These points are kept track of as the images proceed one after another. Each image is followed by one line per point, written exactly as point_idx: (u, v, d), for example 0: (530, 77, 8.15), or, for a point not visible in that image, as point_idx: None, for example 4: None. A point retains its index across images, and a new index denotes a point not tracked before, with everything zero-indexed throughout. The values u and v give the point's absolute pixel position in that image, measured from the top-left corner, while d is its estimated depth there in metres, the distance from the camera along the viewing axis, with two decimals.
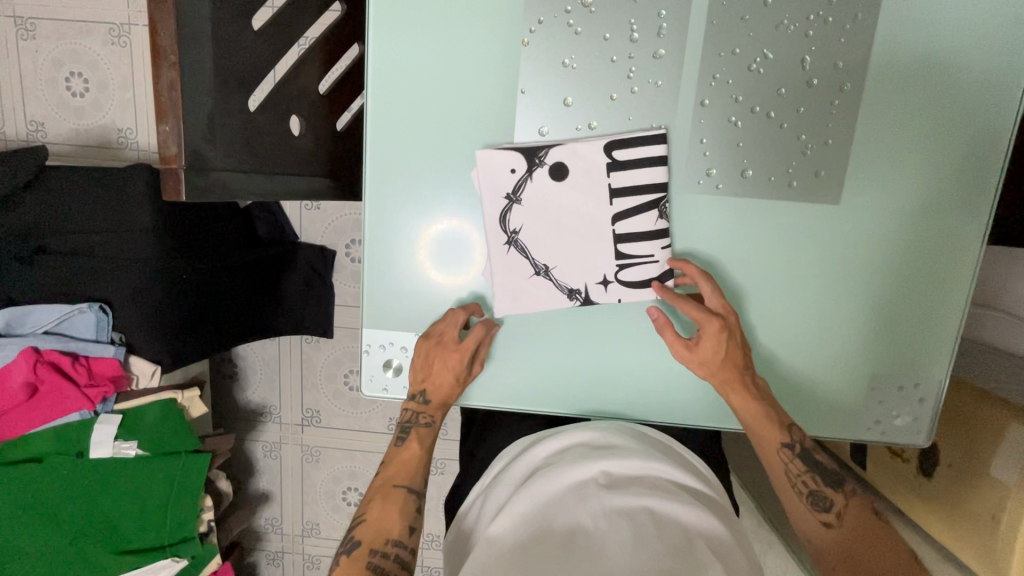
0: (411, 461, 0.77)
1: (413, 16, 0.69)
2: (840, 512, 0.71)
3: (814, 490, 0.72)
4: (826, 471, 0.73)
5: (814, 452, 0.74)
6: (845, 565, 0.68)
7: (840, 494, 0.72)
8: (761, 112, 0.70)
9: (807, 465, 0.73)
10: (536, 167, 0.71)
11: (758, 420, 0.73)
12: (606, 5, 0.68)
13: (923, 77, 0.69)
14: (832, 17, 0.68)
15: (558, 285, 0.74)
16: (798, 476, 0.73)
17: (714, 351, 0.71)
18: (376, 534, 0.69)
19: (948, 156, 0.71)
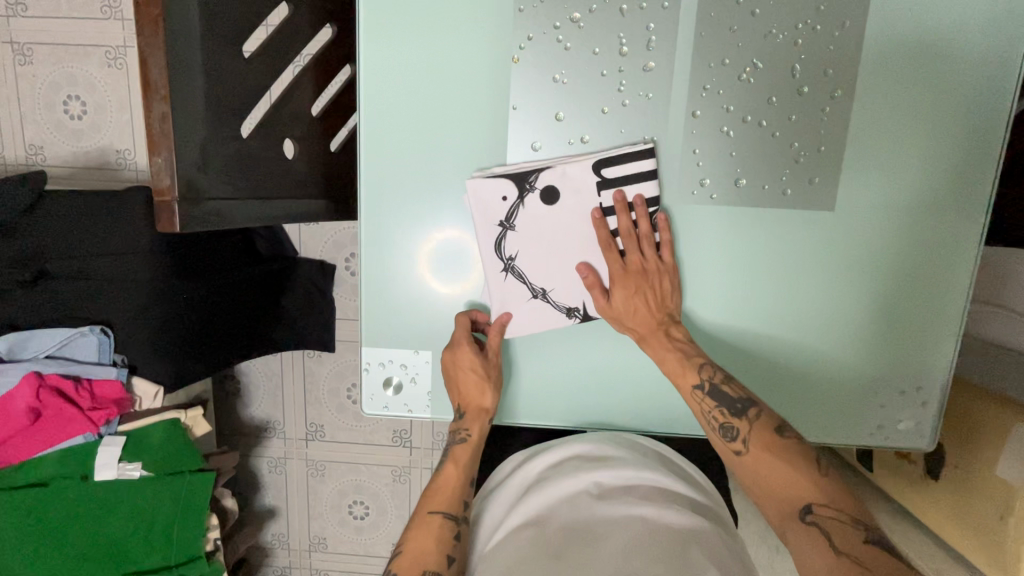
0: (448, 487, 0.76)
1: (403, 37, 0.69)
2: (745, 440, 0.70)
3: (722, 423, 0.71)
4: (733, 401, 0.71)
5: (722, 384, 0.72)
6: (761, 492, 0.68)
7: (745, 420, 0.70)
8: (752, 121, 0.70)
9: (717, 400, 0.71)
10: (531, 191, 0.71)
11: (662, 358, 0.72)
12: (595, 20, 0.68)
13: (914, 81, 0.69)
14: (820, 26, 0.68)
15: (557, 306, 0.75)
16: (708, 411, 0.72)
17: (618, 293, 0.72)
18: (416, 560, 0.68)
19: (941, 158, 0.71)
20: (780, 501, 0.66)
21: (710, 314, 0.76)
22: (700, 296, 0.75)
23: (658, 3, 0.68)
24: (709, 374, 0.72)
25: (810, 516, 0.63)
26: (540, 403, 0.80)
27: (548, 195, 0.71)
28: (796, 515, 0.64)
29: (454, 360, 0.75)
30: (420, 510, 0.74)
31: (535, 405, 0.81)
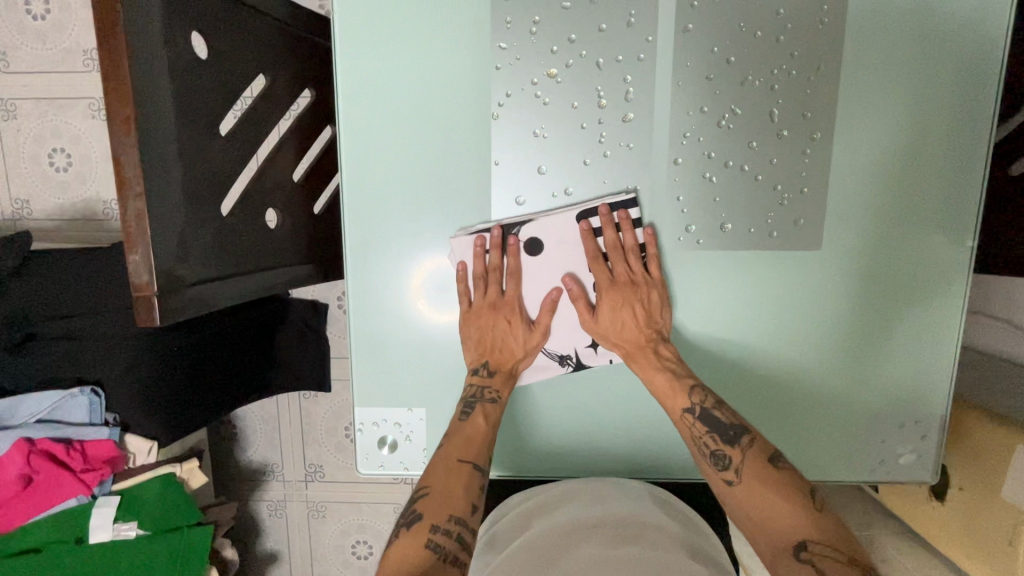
0: (478, 436, 0.70)
1: (382, 99, 0.69)
2: (738, 469, 0.66)
3: (713, 451, 0.68)
4: (724, 428, 0.68)
5: (714, 409, 0.70)
6: (752, 525, 0.64)
7: (737, 448, 0.67)
8: (734, 166, 0.70)
9: (708, 426, 0.69)
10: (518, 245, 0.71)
11: (654, 384, 0.71)
12: (572, 74, 0.68)
13: (894, 119, 0.69)
14: (795, 70, 0.68)
15: (549, 353, 0.75)
16: (699, 437, 0.69)
17: (607, 315, 0.72)
18: (416, 548, 0.59)
19: (926, 194, 0.71)
20: (773, 535, 0.62)
21: (703, 357, 0.76)
22: (691, 340, 0.75)
23: (633, 55, 0.68)
24: (700, 400, 0.70)
25: (803, 554, 0.58)
26: (538, 452, 0.80)
27: (536, 247, 0.72)
28: (790, 552, 0.59)
29: (490, 305, 0.72)
30: (430, 485, 0.65)
31: (534, 455, 0.80)
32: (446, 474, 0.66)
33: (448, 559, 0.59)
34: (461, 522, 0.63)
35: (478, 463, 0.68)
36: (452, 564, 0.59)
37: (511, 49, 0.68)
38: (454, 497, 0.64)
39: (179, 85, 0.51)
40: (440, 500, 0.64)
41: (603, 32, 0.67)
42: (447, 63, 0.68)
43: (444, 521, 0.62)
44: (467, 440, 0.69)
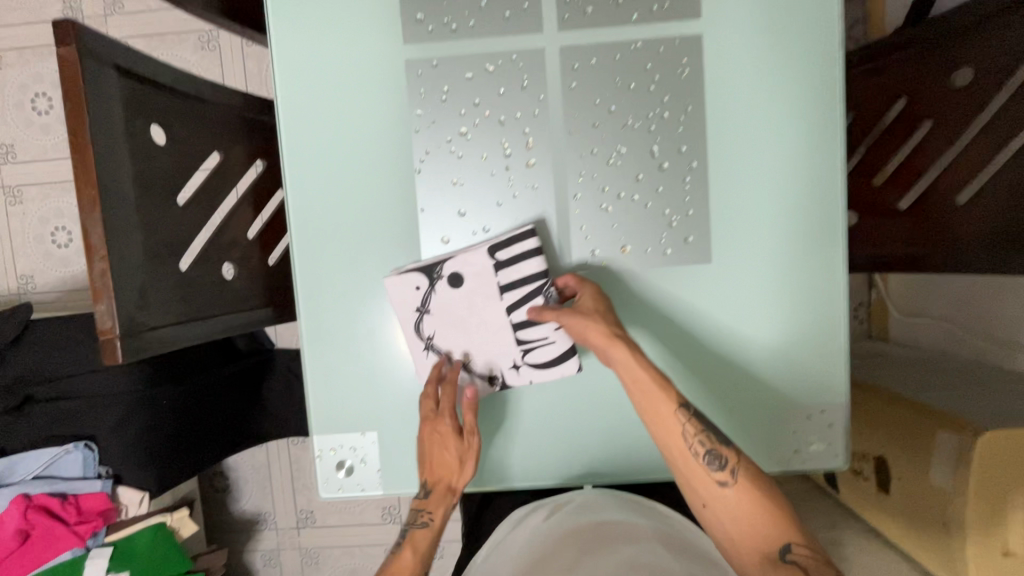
0: (404, 570, 0.76)
1: (321, 162, 0.82)
2: (734, 469, 0.70)
3: (709, 450, 0.71)
4: (718, 429, 0.73)
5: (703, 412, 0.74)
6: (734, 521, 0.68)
7: (734, 451, 0.71)
8: (626, 197, 0.81)
9: (702, 425, 0.72)
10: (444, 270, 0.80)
11: (646, 380, 0.72)
12: (479, 131, 0.81)
13: (761, 143, 0.79)
14: (668, 113, 0.80)
15: (476, 375, 0.84)
16: (693, 436, 0.71)
17: (593, 302, 0.77)
18: None
19: (802, 205, 0.80)
20: (754, 532, 0.67)
21: None
22: None
23: (529, 112, 0.80)
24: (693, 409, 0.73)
25: (790, 555, 0.64)
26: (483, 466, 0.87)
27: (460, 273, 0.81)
28: (777, 557, 0.65)
29: (434, 423, 0.79)
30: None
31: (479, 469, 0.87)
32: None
33: None
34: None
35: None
36: None
37: (426, 114, 0.81)
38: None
39: (137, 165, 0.63)
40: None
41: (502, 95, 0.80)
42: (374, 130, 0.81)
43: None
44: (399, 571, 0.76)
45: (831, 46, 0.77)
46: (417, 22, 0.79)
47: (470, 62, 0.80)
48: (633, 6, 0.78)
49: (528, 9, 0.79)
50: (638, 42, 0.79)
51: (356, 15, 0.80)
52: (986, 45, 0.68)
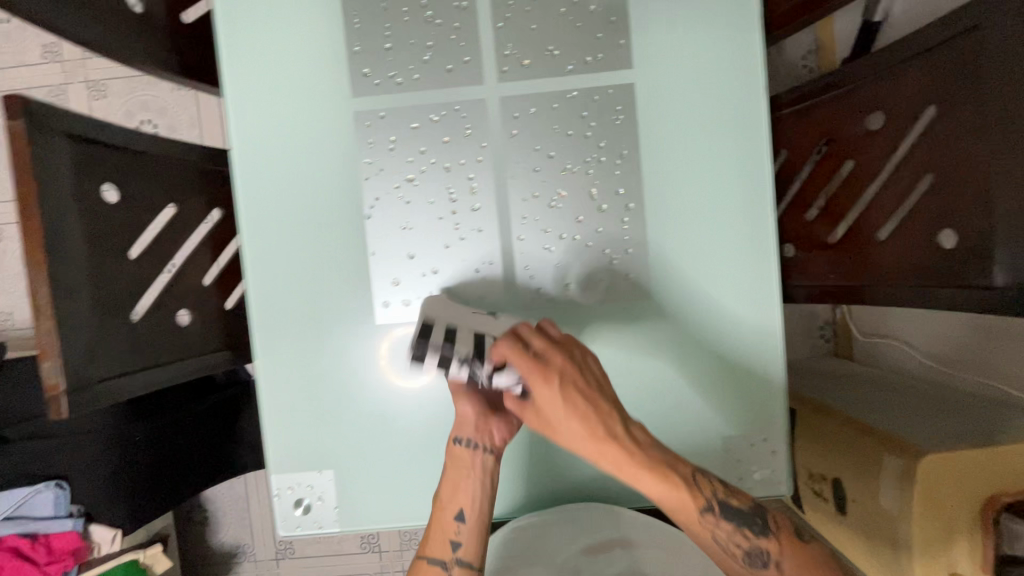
0: (441, 522, 0.81)
1: (275, 210, 0.85)
2: (777, 562, 0.68)
3: (747, 549, 0.69)
4: (750, 520, 0.70)
5: (727, 496, 0.71)
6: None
7: (773, 540, 0.69)
8: (567, 237, 0.84)
9: (734, 522, 0.69)
10: (449, 357, 0.74)
11: (657, 482, 0.68)
12: (426, 177, 0.84)
13: (694, 185, 0.83)
14: (604, 157, 0.84)
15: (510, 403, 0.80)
16: (728, 539, 0.69)
17: (566, 409, 0.67)
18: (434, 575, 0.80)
19: (737, 242, 0.84)
20: None
21: None
22: None
23: (473, 159, 0.84)
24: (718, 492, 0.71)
25: None
26: None
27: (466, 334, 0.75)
28: None
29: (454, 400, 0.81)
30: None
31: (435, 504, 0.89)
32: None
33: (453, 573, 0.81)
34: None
35: (452, 554, 0.80)
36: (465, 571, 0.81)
37: (375, 163, 0.84)
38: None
39: (85, 226, 0.66)
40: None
41: (446, 143, 0.84)
42: (325, 178, 0.85)
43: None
44: (434, 538, 0.81)
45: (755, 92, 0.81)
46: (363, 76, 0.84)
47: (416, 112, 0.84)
48: (567, 57, 0.83)
49: (468, 62, 0.83)
50: (574, 91, 0.83)
51: (305, 70, 0.84)
52: (893, 92, 0.73)
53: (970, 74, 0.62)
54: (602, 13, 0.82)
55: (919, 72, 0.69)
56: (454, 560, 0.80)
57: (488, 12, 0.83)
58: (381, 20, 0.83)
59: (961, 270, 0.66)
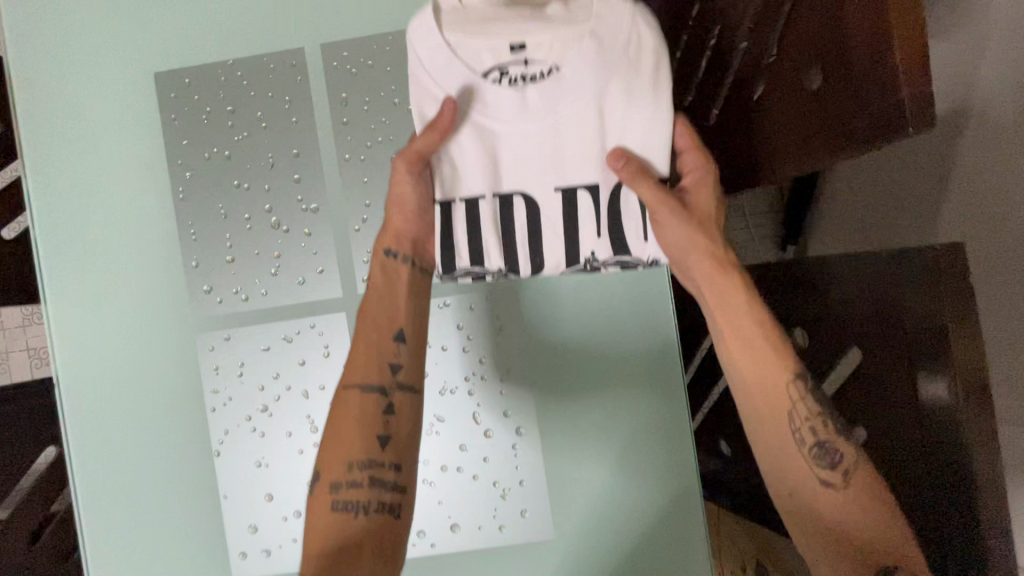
0: (363, 359, 0.57)
1: (106, 450, 0.73)
2: (848, 472, 0.54)
3: (821, 440, 0.55)
4: (833, 414, 0.56)
5: (830, 435, 0.55)
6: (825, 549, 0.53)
7: (851, 442, 0.55)
8: (450, 468, 0.71)
9: (821, 407, 0.56)
10: (480, 275, 0.61)
11: (763, 358, 0.56)
12: (282, 406, 0.72)
13: (592, 402, 0.72)
14: (487, 375, 0.71)
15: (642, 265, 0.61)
16: (805, 420, 0.55)
17: (672, 233, 0.58)
18: (324, 518, 0.53)
19: (646, 463, 0.71)
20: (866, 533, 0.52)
21: None
22: None
23: (335, 382, 0.72)
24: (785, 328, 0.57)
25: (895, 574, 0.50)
26: None
27: (494, 209, 0.60)
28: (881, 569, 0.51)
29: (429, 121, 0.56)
30: (319, 471, 0.55)
31: None
32: (370, 327, 0.59)
33: (367, 511, 0.54)
34: (370, 466, 0.54)
35: (391, 381, 0.58)
36: (374, 513, 0.54)
37: (222, 392, 0.72)
38: (365, 430, 0.55)
39: None
40: (338, 443, 0.55)
41: (303, 365, 0.72)
42: (167, 412, 0.73)
43: (343, 475, 0.54)
44: (365, 348, 0.58)
45: (654, 298, 0.72)
46: (204, 293, 0.72)
47: (266, 332, 0.72)
48: None
49: (323, 272, 0.72)
50: (446, 300, 0.71)
51: (138, 288, 0.73)
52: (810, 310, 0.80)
53: (879, 308, 0.69)
54: None
55: (882, 278, 0.70)
56: (392, 421, 0.57)
57: (343, 214, 0.72)
58: (221, 228, 0.72)
59: (944, 483, 0.64)
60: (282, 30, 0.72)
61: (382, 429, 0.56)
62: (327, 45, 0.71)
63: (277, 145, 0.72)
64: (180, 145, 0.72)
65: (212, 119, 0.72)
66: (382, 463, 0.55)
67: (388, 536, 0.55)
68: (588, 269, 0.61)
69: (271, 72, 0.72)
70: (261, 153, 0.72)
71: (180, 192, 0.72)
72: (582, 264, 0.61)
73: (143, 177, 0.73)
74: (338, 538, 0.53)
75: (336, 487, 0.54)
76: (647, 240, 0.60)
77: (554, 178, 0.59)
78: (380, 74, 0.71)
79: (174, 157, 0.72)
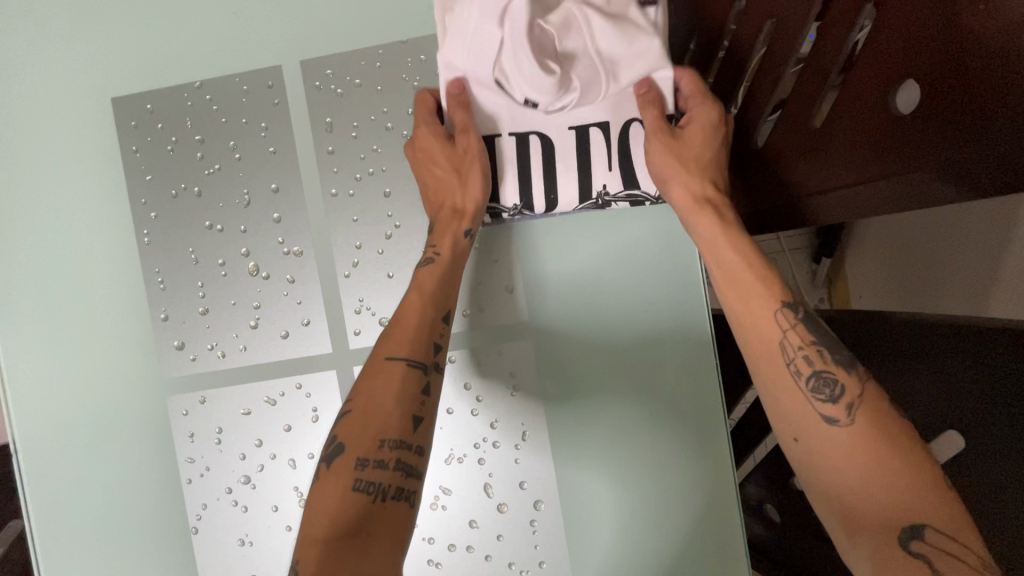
0: (407, 323, 0.51)
1: (69, 527, 0.64)
2: (851, 405, 0.44)
3: (817, 372, 0.46)
4: (835, 342, 0.47)
5: (827, 368, 0.46)
6: (855, 505, 0.42)
7: (856, 379, 0.45)
8: (460, 547, 0.62)
9: (817, 339, 0.47)
10: (496, 212, 0.58)
11: (725, 245, 0.51)
12: (266, 477, 0.63)
13: (622, 469, 0.61)
14: (500, 441, 0.62)
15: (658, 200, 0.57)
16: (797, 350, 0.47)
17: (663, 160, 0.53)
18: (336, 497, 0.44)
19: (686, 541, 0.61)
20: (887, 495, 0.41)
21: None
22: None
23: None
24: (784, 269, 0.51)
25: (917, 544, 0.40)
26: None
27: (513, 144, 0.56)
28: (899, 545, 0.40)
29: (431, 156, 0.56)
30: (342, 443, 0.46)
31: None
32: (420, 295, 0.53)
33: (383, 499, 0.45)
34: (399, 446, 0.46)
35: (432, 360, 0.51)
36: (391, 501, 0.45)
37: (198, 461, 0.63)
38: (401, 397, 0.48)
39: None
40: (366, 415, 0.47)
41: (289, 431, 0.63)
42: (137, 486, 0.64)
43: (371, 453, 0.46)
44: (415, 305, 0.52)
45: (693, 350, 0.61)
46: (176, 350, 0.63)
47: (247, 394, 0.63)
48: None
49: (309, 324, 0.63)
50: (452, 355, 0.62)
51: (102, 346, 0.64)
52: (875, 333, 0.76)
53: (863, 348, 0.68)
54: (480, 251, 0.62)
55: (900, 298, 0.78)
56: (427, 401, 0.49)
57: (331, 258, 0.62)
58: (192, 276, 0.63)
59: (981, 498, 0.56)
60: (255, 45, 0.62)
61: (417, 409, 0.48)
62: (308, 62, 0.62)
63: (254, 179, 0.62)
64: (143, 181, 0.63)
65: (179, 151, 0.63)
66: (411, 445, 0.47)
67: (400, 523, 0.45)
68: (601, 206, 0.57)
69: (244, 95, 0.62)
70: (236, 189, 0.62)
71: (145, 235, 0.63)
72: (594, 200, 0.56)
73: (103, 219, 0.63)
74: (343, 527, 0.43)
75: (361, 464, 0.45)
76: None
77: (570, 117, 0.55)
78: (369, 95, 0.62)
79: (137, 195, 0.63)
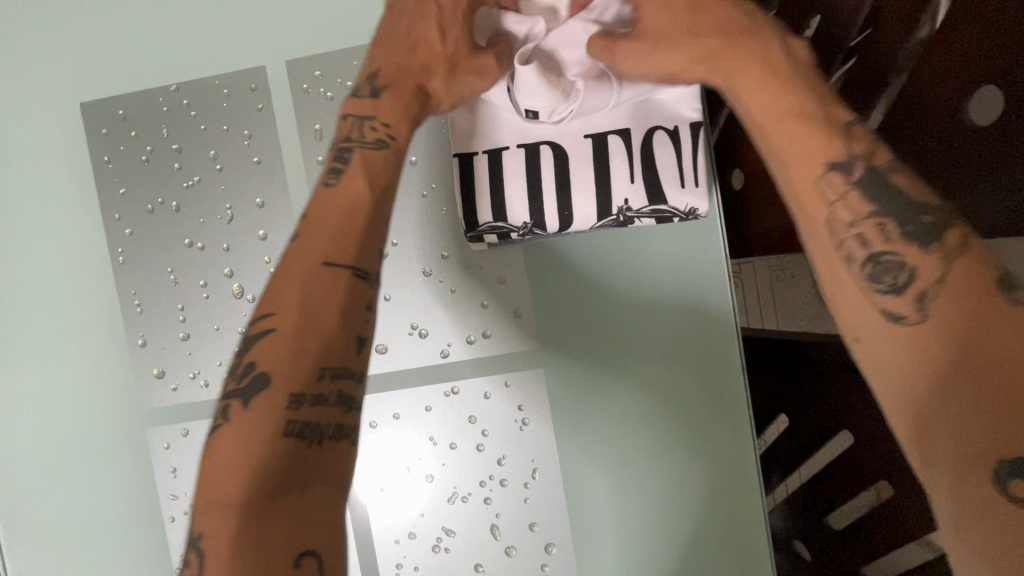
0: (345, 218, 0.36)
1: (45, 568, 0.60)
2: (924, 290, 0.31)
3: (875, 254, 0.33)
4: (909, 208, 0.33)
5: (891, 247, 0.33)
6: (929, 429, 0.30)
7: (937, 258, 0.31)
8: None
9: (878, 207, 0.34)
10: (503, 233, 0.51)
11: (774, 116, 0.38)
12: None
13: (642, 508, 0.56)
14: (507, 479, 0.56)
15: (685, 216, 0.50)
16: (850, 228, 0.34)
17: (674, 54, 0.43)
18: (254, 447, 0.30)
19: None
20: (974, 415, 0.28)
21: None
22: None
23: None
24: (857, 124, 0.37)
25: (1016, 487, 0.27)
26: None
27: (518, 156, 0.49)
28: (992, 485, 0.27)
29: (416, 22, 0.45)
30: (262, 374, 0.31)
31: None
32: (367, 183, 0.38)
33: (320, 445, 0.32)
34: (341, 375, 0.33)
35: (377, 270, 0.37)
36: (331, 444, 0.32)
37: (181, 498, 0.58)
38: (347, 314, 0.34)
39: None
40: (294, 333, 0.32)
41: None
42: (118, 524, 0.60)
43: (307, 385, 0.32)
44: (360, 198, 0.37)
45: (720, 381, 0.55)
46: (155, 377, 0.58)
47: None
48: (440, 335, 0.56)
49: None
50: (455, 386, 0.56)
51: (77, 372, 0.59)
52: None
53: None
54: (486, 272, 0.56)
55: None
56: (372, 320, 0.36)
57: None
58: (172, 298, 0.58)
59: None
60: (236, 43, 0.56)
61: (363, 329, 0.35)
62: (295, 62, 0.56)
63: (237, 192, 0.57)
64: (116, 194, 0.57)
65: (155, 160, 0.57)
66: (353, 372, 0.33)
67: (341, 467, 0.33)
68: (621, 223, 0.50)
69: (225, 100, 0.56)
70: (218, 202, 0.57)
71: (120, 253, 0.58)
72: (614, 216, 0.50)
73: (75, 236, 0.58)
74: (269, 487, 0.29)
75: (296, 402, 0.31)
76: (684, 186, 0.49)
77: (582, 124, 0.49)
78: None
79: (110, 209, 0.57)
